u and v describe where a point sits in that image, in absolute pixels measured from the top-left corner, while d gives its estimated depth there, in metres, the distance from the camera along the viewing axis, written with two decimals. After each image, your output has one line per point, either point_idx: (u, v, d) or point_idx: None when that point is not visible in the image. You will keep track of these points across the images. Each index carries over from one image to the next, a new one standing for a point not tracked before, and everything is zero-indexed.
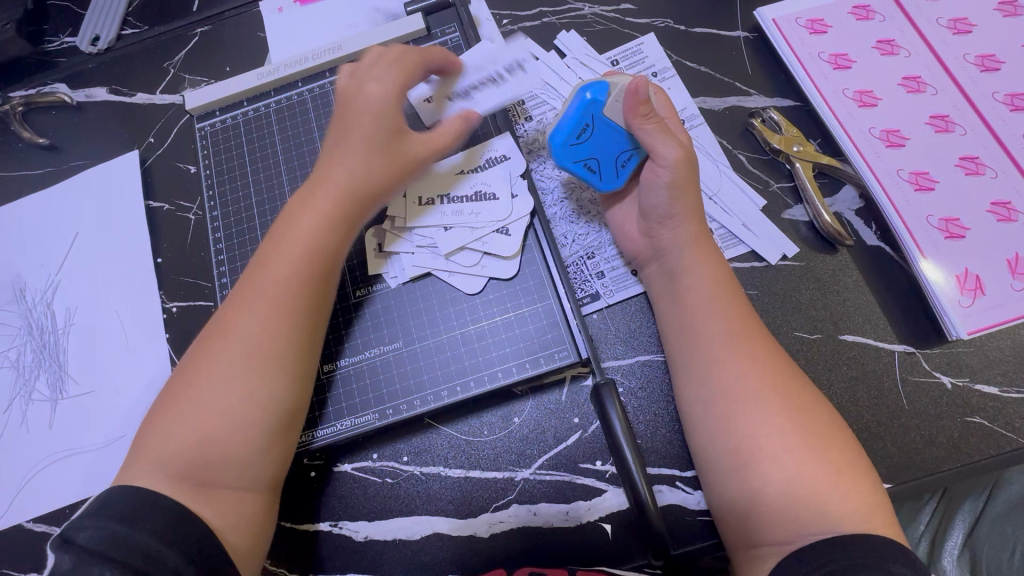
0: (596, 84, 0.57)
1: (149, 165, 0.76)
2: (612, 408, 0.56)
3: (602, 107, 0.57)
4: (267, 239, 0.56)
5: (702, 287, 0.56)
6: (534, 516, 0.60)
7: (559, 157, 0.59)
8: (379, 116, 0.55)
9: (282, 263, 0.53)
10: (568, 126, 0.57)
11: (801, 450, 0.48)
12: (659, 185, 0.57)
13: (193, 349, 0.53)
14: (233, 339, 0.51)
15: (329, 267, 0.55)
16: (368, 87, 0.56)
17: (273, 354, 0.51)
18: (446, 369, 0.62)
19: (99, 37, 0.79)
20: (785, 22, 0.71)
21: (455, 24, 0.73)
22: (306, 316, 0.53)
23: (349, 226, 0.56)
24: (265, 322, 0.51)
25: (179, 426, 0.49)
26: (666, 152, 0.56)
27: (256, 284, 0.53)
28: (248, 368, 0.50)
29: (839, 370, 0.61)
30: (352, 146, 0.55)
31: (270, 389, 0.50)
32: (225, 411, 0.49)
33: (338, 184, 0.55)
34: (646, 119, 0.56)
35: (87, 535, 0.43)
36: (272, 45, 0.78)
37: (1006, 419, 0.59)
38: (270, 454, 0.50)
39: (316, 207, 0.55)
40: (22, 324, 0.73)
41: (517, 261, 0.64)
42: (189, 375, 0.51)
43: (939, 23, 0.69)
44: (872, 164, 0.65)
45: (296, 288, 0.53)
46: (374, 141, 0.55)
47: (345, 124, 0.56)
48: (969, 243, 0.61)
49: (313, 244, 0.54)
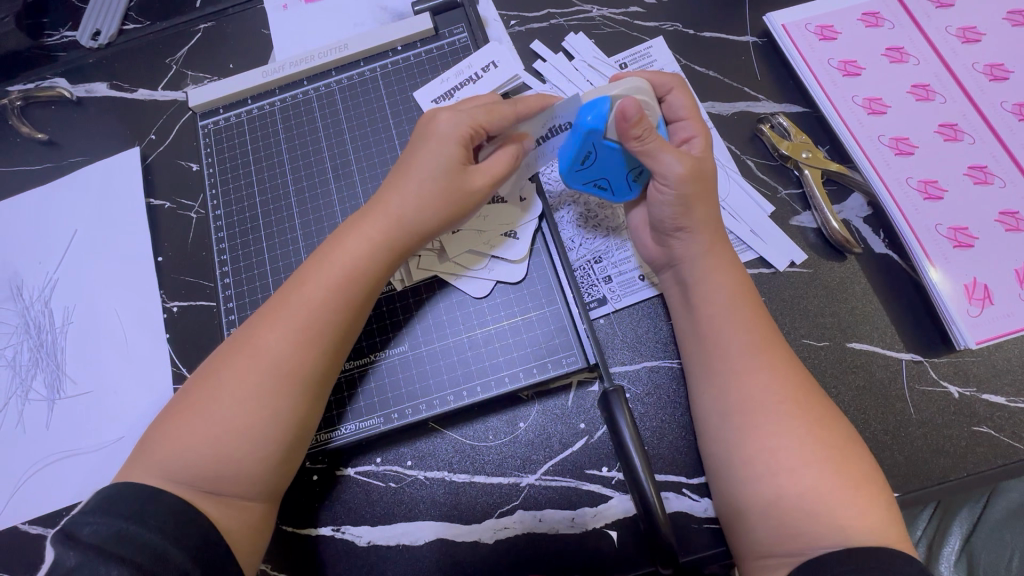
0: (593, 108, 0.53)
1: (150, 162, 0.75)
2: (620, 414, 0.55)
3: (604, 133, 0.54)
4: (305, 261, 0.55)
5: (719, 295, 0.55)
6: (539, 521, 0.59)
7: (569, 181, 0.59)
8: (439, 141, 0.55)
9: (322, 287, 0.52)
10: (572, 151, 0.56)
11: (820, 464, 0.47)
12: (664, 202, 0.56)
13: (217, 360, 0.51)
14: (263, 357, 0.50)
15: (366, 297, 0.54)
16: (441, 115, 0.56)
17: (302, 381, 0.50)
18: (452, 374, 0.61)
19: (100, 32, 0.78)
20: (794, 28, 0.71)
21: (463, 25, 0.72)
22: (335, 341, 0.52)
23: (396, 257, 0.55)
24: (296, 346, 0.50)
25: (198, 440, 0.48)
26: (672, 170, 0.54)
27: (290, 304, 0.52)
28: (276, 393, 0.49)
29: (846, 378, 0.61)
30: (414, 171, 0.55)
31: (293, 407, 0.50)
32: (245, 432, 0.48)
33: (390, 208, 0.55)
34: (638, 141, 0.53)
35: (92, 531, 0.42)
36: (276, 42, 0.77)
37: (1011, 428, 0.59)
38: (281, 471, 0.50)
39: (366, 231, 0.54)
40: (20, 323, 0.71)
41: (524, 265, 0.63)
42: (211, 389, 0.49)
43: (948, 32, 0.69)
44: (882, 173, 0.65)
45: (331, 314, 0.52)
46: (432, 170, 0.54)
47: (413, 149, 0.57)
48: (979, 252, 0.61)
49: (354, 271, 0.53)
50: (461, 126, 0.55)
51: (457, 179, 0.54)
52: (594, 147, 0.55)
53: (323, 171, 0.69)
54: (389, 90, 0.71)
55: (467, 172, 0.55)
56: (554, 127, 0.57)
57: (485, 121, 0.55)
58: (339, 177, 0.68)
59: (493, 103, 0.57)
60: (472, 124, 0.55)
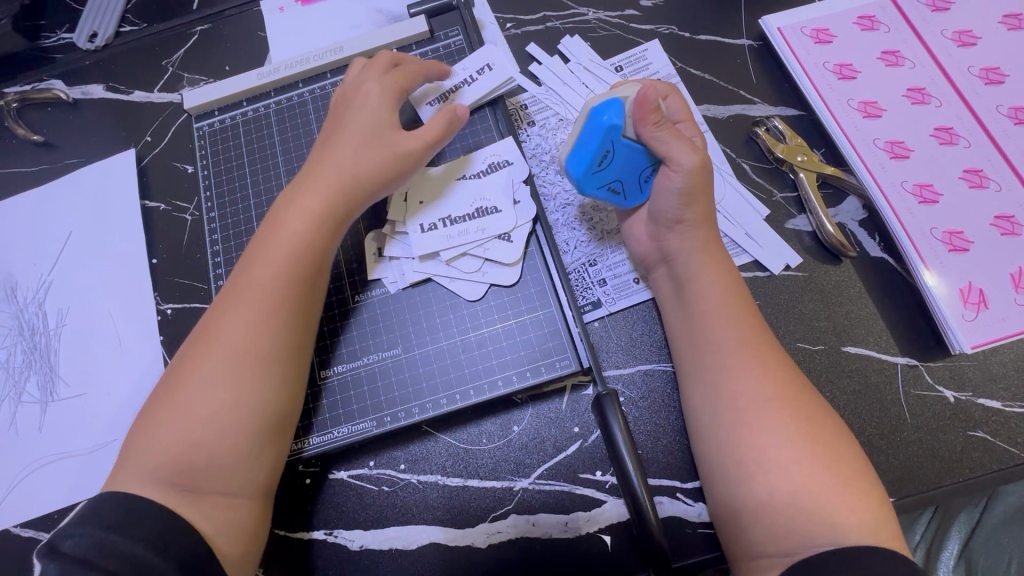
0: (609, 108, 0.55)
1: (146, 164, 0.75)
2: (614, 419, 0.54)
3: (622, 132, 0.55)
4: (251, 244, 0.57)
5: (710, 294, 0.55)
6: (533, 526, 0.59)
7: (584, 187, 0.58)
8: (368, 110, 0.59)
9: (270, 261, 0.53)
10: (587, 156, 0.56)
11: (809, 462, 0.47)
12: (672, 191, 0.56)
13: (178, 358, 0.52)
14: (218, 341, 0.51)
15: (317, 266, 0.55)
16: (366, 87, 0.60)
17: (261, 356, 0.50)
18: (444, 377, 0.61)
19: (97, 34, 0.78)
20: (790, 31, 0.71)
21: (458, 27, 0.72)
22: (290, 313, 0.53)
23: (338, 221, 0.57)
24: (250, 324, 0.51)
25: (166, 432, 0.48)
26: (683, 159, 0.55)
27: (241, 287, 0.53)
28: (234, 371, 0.49)
29: (841, 382, 0.61)
30: (349, 141, 0.58)
31: (256, 385, 0.50)
32: (210, 417, 0.48)
33: (331, 176, 0.57)
34: (657, 127, 0.55)
35: (72, 544, 0.42)
36: (272, 45, 0.77)
37: (1007, 433, 0.58)
38: (261, 458, 0.50)
39: (309, 205, 0.56)
40: (14, 324, 0.71)
41: (518, 267, 0.63)
42: (175, 381, 0.50)
43: (943, 35, 0.69)
44: (877, 176, 0.64)
45: (283, 284, 0.53)
46: (367, 136, 0.58)
47: (340, 119, 0.60)
48: (973, 256, 0.61)
49: (302, 244, 0.55)
50: (386, 92, 0.60)
51: (389, 138, 0.58)
52: (610, 146, 0.56)
53: None
54: None
55: (400, 133, 0.59)
56: (492, 164, 0.65)
57: (404, 84, 0.61)
58: None
59: (408, 70, 0.62)
60: (396, 89, 0.60)
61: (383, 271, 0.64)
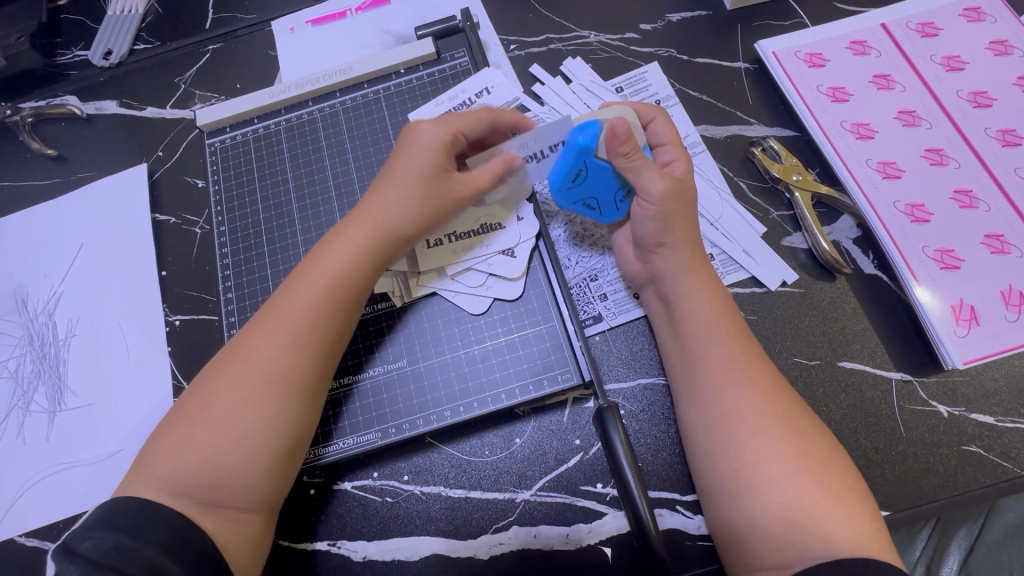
0: (585, 129, 0.57)
1: (157, 178, 0.76)
2: (615, 432, 0.55)
3: (593, 153, 0.57)
4: (296, 268, 0.57)
5: (701, 311, 0.57)
6: (534, 538, 0.60)
7: (559, 199, 0.62)
8: (428, 153, 0.58)
9: (313, 291, 0.54)
10: (561, 172, 0.59)
11: (800, 476, 0.48)
12: (648, 218, 0.58)
13: (207, 369, 0.53)
14: (255, 363, 0.51)
15: (357, 300, 0.56)
16: (422, 126, 0.59)
17: (294, 382, 0.51)
18: (450, 390, 0.62)
19: (111, 51, 0.81)
20: (785, 55, 0.74)
21: (464, 49, 0.74)
22: (326, 342, 0.54)
23: (379, 261, 0.57)
24: (287, 350, 0.52)
25: (191, 446, 0.49)
26: (653, 191, 0.57)
27: (281, 311, 0.54)
28: (266, 394, 0.50)
29: (837, 397, 0.62)
30: (401, 182, 0.57)
31: (285, 409, 0.51)
32: (237, 438, 0.49)
33: (377, 217, 0.57)
34: (630, 160, 0.56)
35: (90, 546, 0.43)
36: (283, 64, 0.79)
37: (1000, 448, 0.59)
38: (278, 476, 0.51)
39: (354, 239, 0.56)
40: (23, 334, 0.72)
41: (522, 282, 0.64)
42: (206, 394, 0.51)
43: (933, 60, 0.71)
44: (869, 196, 0.66)
45: (322, 319, 0.54)
46: (420, 180, 0.57)
47: (394, 158, 0.59)
48: (965, 274, 0.62)
49: (342, 279, 0.55)
50: (440, 133, 0.58)
51: (438, 186, 0.57)
52: (583, 165, 0.58)
53: (327, 189, 0.70)
54: (392, 111, 0.72)
55: (450, 178, 0.58)
56: None
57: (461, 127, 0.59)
58: (341, 194, 0.69)
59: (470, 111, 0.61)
60: (453, 134, 0.59)
61: (389, 284, 0.65)
